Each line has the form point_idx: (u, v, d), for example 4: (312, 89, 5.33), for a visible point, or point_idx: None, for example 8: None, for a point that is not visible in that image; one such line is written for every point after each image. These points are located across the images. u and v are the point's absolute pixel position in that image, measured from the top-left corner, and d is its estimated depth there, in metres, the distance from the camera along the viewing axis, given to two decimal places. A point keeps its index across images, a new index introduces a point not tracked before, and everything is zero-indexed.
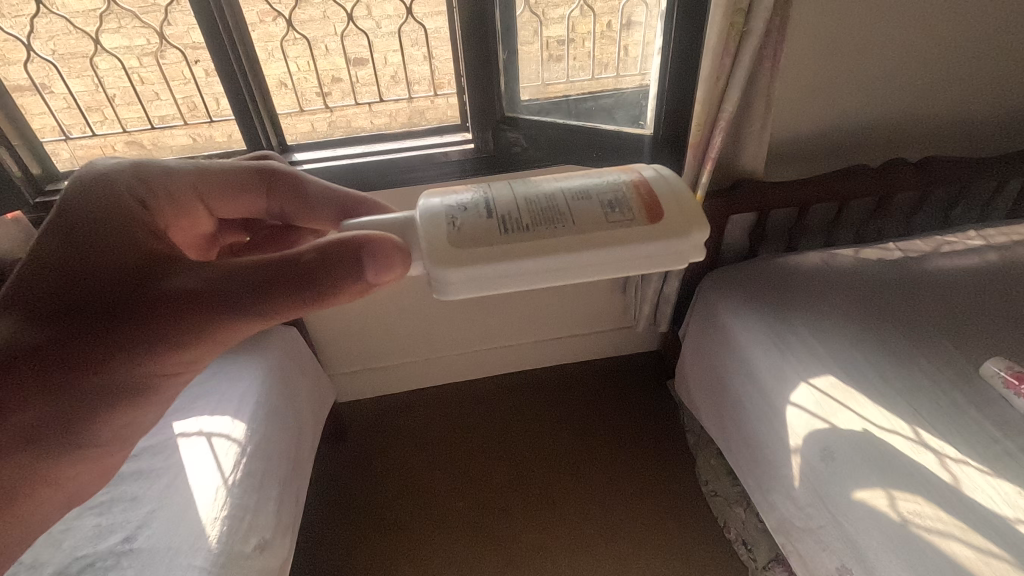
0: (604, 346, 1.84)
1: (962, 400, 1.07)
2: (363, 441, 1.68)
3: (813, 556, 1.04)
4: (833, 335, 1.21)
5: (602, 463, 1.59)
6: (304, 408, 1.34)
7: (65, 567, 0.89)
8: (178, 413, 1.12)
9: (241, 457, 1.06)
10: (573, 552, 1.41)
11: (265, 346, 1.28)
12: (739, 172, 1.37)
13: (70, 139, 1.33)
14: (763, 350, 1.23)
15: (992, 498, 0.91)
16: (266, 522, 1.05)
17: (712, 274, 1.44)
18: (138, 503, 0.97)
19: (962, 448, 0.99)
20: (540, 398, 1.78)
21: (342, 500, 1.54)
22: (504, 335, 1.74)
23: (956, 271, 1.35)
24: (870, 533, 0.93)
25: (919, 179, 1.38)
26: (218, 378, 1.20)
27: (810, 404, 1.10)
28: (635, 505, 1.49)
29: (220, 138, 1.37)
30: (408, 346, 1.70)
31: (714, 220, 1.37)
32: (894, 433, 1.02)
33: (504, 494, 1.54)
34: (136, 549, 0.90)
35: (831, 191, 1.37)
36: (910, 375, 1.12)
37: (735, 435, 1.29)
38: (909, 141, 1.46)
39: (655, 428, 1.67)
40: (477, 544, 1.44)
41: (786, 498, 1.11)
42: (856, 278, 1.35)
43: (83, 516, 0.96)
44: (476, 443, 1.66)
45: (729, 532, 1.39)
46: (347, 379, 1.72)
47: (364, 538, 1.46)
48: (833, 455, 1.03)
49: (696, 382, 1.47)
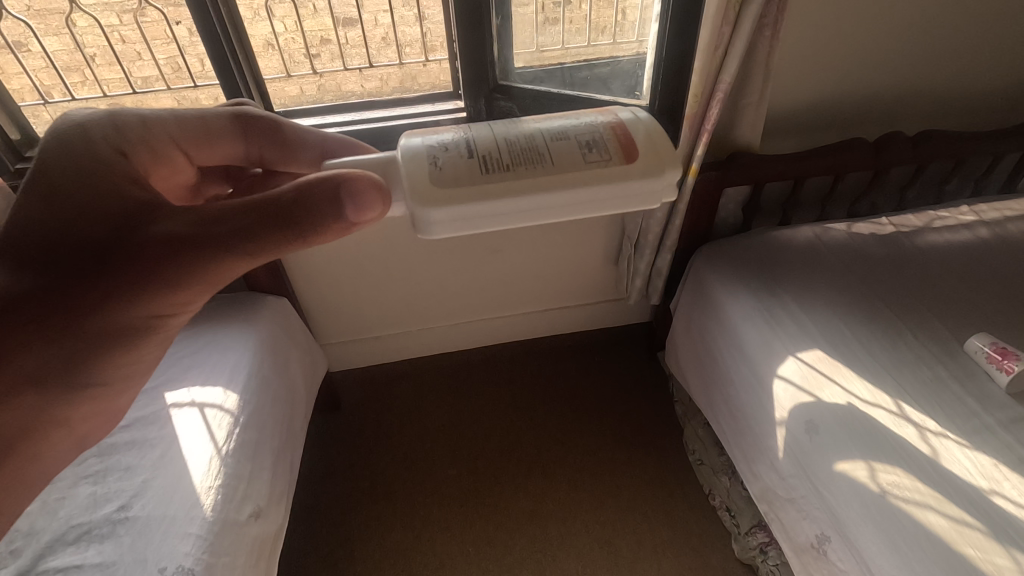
0: (596, 317, 1.85)
1: (946, 374, 1.09)
2: (357, 409, 1.70)
3: (793, 524, 1.07)
4: (822, 309, 1.22)
5: (592, 431, 1.62)
6: (296, 378, 1.34)
7: (62, 534, 0.90)
8: (169, 383, 1.12)
9: (234, 427, 1.07)
10: (562, 518, 1.45)
11: (255, 316, 1.28)
12: (735, 145, 1.36)
13: (49, 102, 1.30)
14: (753, 323, 1.24)
15: (968, 470, 0.94)
16: (261, 490, 1.07)
17: (705, 248, 1.44)
18: (132, 473, 0.98)
19: (942, 421, 1.02)
20: (532, 368, 1.79)
21: (336, 467, 1.56)
22: (497, 306, 1.74)
23: (947, 246, 1.35)
24: (850, 502, 0.96)
25: (914, 153, 1.37)
26: (209, 349, 1.19)
27: (796, 377, 1.12)
28: (624, 473, 1.53)
29: (204, 100, 1.31)
30: (401, 317, 1.70)
31: (708, 193, 1.36)
32: (877, 407, 1.04)
33: (496, 462, 1.56)
34: (132, 517, 0.92)
35: (826, 165, 1.36)
36: (896, 350, 1.14)
37: (723, 406, 1.32)
38: (907, 113, 1.45)
39: (645, 398, 1.70)
40: (468, 509, 1.47)
41: (770, 469, 1.14)
42: (847, 253, 1.35)
43: (78, 485, 0.97)
44: (468, 412, 1.68)
45: (714, 499, 1.43)
46: (340, 348, 1.72)
47: (358, 504, 1.49)
48: (817, 427, 1.05)
49: (686, 354, 1.48)
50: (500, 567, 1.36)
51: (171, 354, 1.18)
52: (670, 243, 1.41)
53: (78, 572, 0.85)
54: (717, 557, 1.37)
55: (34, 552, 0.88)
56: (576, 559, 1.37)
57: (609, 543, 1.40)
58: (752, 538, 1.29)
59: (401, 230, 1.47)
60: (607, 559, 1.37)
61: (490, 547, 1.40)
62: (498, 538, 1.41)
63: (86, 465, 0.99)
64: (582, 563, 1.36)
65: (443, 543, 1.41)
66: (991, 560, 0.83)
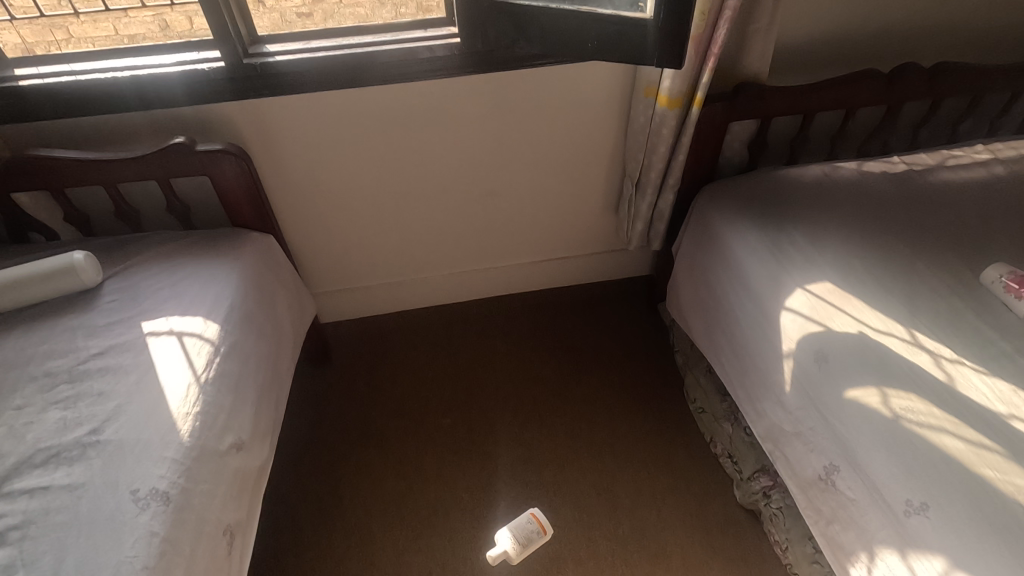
0: (595, 269, 1.79)
1: (961, 304, 1.03)
2: (348, 361, 1.65)
3: (799, 458, 1.03)
4: (832, 242, 1.17)
5: (591, 383, 1.58)
6: (282, 317, 1.28)
7: (28, 457, 0.86)
8: (147, 313, 1.07)
9: (214, 357, 1.01)
10: (559, 466, 1.40)
11: (240, 250, 1.22)
12: (741, 75, 1.30)
13: (14, 20, 1.17)
14: (759, 257, 1.18)
15: (985, 395, 0.89)
16: (244, 423, 1.01)
17: (709, 186, 1.38)
18: (104, 398, 0.93)
19: (958, 349, 0.96)
20: (528, 321, 1.74)
21: (326, 417, 1.52)
22: (492, 256, 1.69)
23: (962, 183, 1.29)
24: (861, 430, 0.92)
25: (929, 87, 1.31)
26: (189, 280, 1.14)
27: (805, 308, 1.07)
28: (623, 422, 1.49)
29: (181, 24, 1.21)
30: (394, 266, 1.64)
31: (713, 127, 1.30)
32: (890, 335, 0.99)
33: (491, 412, 1.52)
34: (104, 441, 0.87)
35: (837, 98, 1.30)
36: (909, 281, 1.08)
37: (727, 347, 1.27)
38: (922, 47, 1.38)
39: (645, 350, 1.65)
40: (462, 457, 1.43)
41: (776, 405, 1.09)
42: (859, 189, 1.29)
43: (48, 410, 0.92)
44: (462, 363, 1.64)
45: (716, 447, 1.39)
46: (331, 299, 1.67)
47: (348, 453, 1.44)
48: (827, 356, 1.01)
49: (689, 299, 1.43)
50: (496, 514, 1.32)
51: (150, 285, 1.13)
52: (672, 181, 1.36)
53: (46, 493, 0.81)
54: (718, 505, 1.33)
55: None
56: (573, 506, 1.33)
57: (607, 490, 1.36)
58: (756, 483, 1.25)
59: (391, 169, 1.41)
60: (605, 506, 1.33)
61: (485, 494, 1.36)
62: (493, 486, 1.37)
63: (57, 391, 0.94)
64: (579, 510, 1.32)
65: (436, 491, 1.37)
66: (1010, 481, 0.80)
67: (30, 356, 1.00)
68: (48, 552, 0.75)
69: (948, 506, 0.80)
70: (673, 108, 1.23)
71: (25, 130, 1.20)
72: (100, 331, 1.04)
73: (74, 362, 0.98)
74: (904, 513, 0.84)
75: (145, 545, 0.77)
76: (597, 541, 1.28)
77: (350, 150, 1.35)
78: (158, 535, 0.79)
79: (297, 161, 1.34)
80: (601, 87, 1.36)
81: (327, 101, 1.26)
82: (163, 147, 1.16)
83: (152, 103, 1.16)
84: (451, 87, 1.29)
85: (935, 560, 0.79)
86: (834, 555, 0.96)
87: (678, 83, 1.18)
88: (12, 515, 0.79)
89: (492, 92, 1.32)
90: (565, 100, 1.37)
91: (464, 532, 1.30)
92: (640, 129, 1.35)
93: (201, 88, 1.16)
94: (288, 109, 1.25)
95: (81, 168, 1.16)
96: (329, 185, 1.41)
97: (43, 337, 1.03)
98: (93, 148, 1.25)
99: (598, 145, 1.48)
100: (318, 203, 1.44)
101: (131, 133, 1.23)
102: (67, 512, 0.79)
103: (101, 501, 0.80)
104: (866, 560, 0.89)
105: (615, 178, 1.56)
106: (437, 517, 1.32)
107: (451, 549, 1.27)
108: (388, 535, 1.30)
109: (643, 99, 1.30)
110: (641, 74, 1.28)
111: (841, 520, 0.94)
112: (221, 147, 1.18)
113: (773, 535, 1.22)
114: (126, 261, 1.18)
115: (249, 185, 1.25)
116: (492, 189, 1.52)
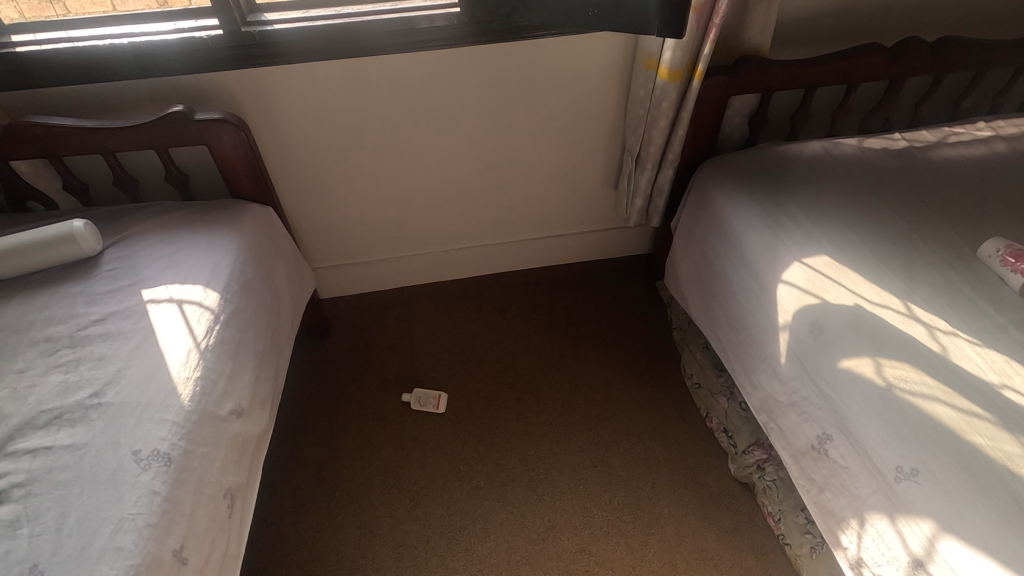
0: (593, 246, 1.80)
1: (957, 278, 1.03)
2: (348, 336, 1.66)
3: (793, 428, 1.04)
4: (830, 216, 1.17)
5: (589, 358, 1.59)
6: (282, 289, 1.29)
7: (30, 419, 0.87)
8: (147, 281, 1.07)
9: (214, 324, 1.02)
10: (556, 438, 1.42)
11: (238, 221, 1.22)
12: (743, 48, 1.29)
13: None
14: (757, 231, 1.19)
15: (978, 365, 0.90)
16: (243, 390, 1.02)
17: (709, 161, 1.38)
18: (105, 362, 0.93)
19: (952, 320, 0.96)
20: (527, 297, 1.75)
21: (326, 389, 1.53)
22: (491, 232, 1.69)
23: (962, 160, 1.28)
24: (854, 399, 0.93)
25: (931, 62, 1.30)
26: (189, 249, 1.14)
27: (801, 281, 1.08)
28: (620, 397, 1.50)
29: None
30: (393, 241, 1.65)
31: (713, 101, 1.29)
32: (885, 307, 0.99)
33: (489, 386, 1.53)
34: (105, 404, 0.88)
35: (838, 72, 1.29)
36: (905, 255, 1.08)
37: (724, 321, 1.28)
38: (925, 21, 1.37)
39: (642, 327, 1.65)
40: (460, 429, 1.44)
41: (771, 376, 1.11)
42: (858, 165, 1.28)
43: (50, 373, 0.93)
44: (461, 338, 1.65)
45: (711, 421, 1.41)
46: (330, 273, 1.68)
47: (347, 424, 1.46)
48: (822, 328, 1.01)
49: (687, 274, 1.44)
50: (492, 484, 1.34)
51: (150, 254, 1.13)
52: (672, 156, 1.35)
53: (49, 453, 0.82)
54: (712, 477, 1.35)
55: (2, 434, 0.85)
56: (569, 476, 1.35)
57: (603, 462, 1.38)
58: (750, 456, 1.26)
59: (390, 142, 1.41)
60: (601, 477, 1.35)
61: (482, 465, 1.38)
62: (490, 457, 1.39)
63: (58, 355, 0.95)
64: (575, 481, 1.34)
65: (433, 462, 1.39)
66: (1000, 448, 0.80)
67: (31, 321, 1.01)
68: (51, 509, 0.77)
69: (937, 471, 0.81)
70: (674, 82, 1.22)
71: (23, 97, 1.20)
72: (101, 298, 1.04)
73: (75, 328, 0.99)
74: (894, 479, 0.85)
75: (147, 503, 0.78)
76: (592, 511, 1.30)
77: (348, 122, 1.35)
78: (160, 494, 0.80)
79: (296, 132, 1.34)
80: (601, 59, 1.35)
81: (324, 71, 1.25)
82: (162, 115, 1.15)
83: (151, 73, 1.16)
84: (450, 58, 1.28)
85: (923, 524, 0.80)
86: (825, 522, 0.98)
87: (678, 55, 1.18)
88: (16, 473, 0.80)
89: (491, 63, 1.31)
90: (565, 73, 1.37)
91: (461, 501, 1.32)
92: (640, 102, 1.34)
93: (199, 56, 1.15)
94: (286, 79, 1.24)
95: (80, 136, 1.16)
96: (328, 158, 1.41)
97: (44, 303, 1.04)
98: (91, 117, 1.24)
99: (598, 120, 1.48)
100: (317, 176, 1.44)
101: (129, 102, 1.23)
102: (70, 471, 0.80)
103: (103, 460, 0.81)
104: (856, 526, 0.91)
105: (615, 154, 1.56)
106: (434, 487, 1.34)
107: (448, 517, 1.29)
108: (385, 504, 1.32)
109: (643, 71, 1.30)
110: (642, 46, 1.28)
111: (832, 487, 0.96)
112: (220, 116, 1.17)
113: (766, 507, 1.24)
114: (125, 230, 1.19)
115: (247, 155, 1.24)
116: (491, 164, 1.52)
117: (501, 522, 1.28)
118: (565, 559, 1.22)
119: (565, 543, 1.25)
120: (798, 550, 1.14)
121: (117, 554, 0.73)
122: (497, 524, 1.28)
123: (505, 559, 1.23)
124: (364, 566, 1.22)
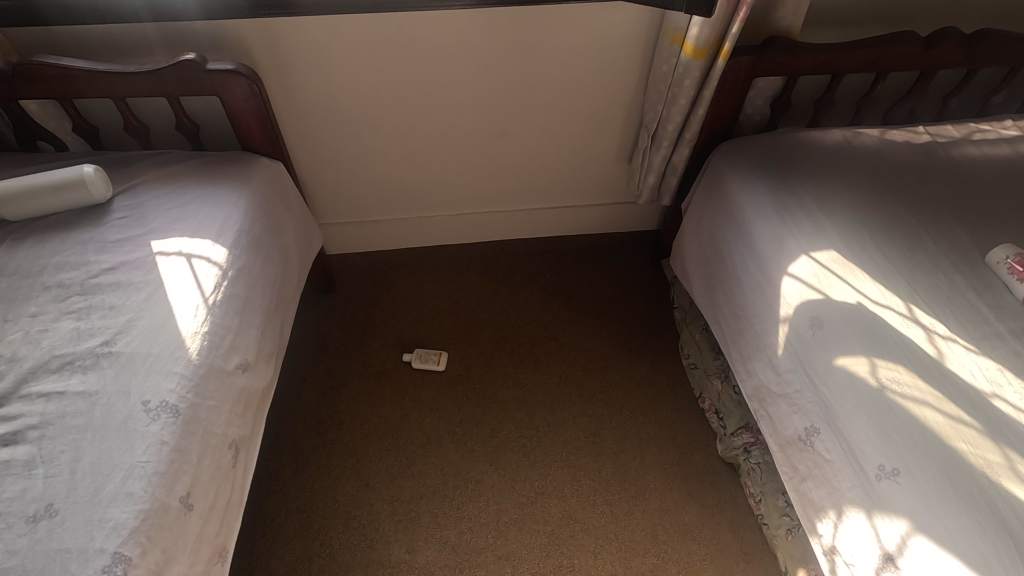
0: (602, 220, 1.79)
1: (962, 283, 1.03)
2: (352, 293, 1.67)
3: (783, 418, 1.07)
4: (843, 209, 1.16)
5: (589, 331, 1.61)
6: (289, 243, 1.30)
7: (43, 362, 0.89)
8: (156, 233, 1.08)
9: (222, 281, 1.03)
10: (550, 408, 1.46)
11: (249, 176, 1.22)
12: (774, 28, 1.25)
13: None
14: (767, 220, 1.18)
15: (971, 372, 0.91)
16: (248, 344, 1.04)
17: (725, 142, 1.35)
18: (116, 312, 0.95)
19: (952, 325, 0.97)
20: (531, 265, 1.75)
21: (329, 345, 1.56)
22: (499, 199, 1.68)
23: (985, 160, 1.25)
24: (845, 395, 0.95)
25: (965, 54, 1.25)
26: (200, 202, 1.14)
27: (808, 275, 1.08)
28: (616, 373, 1.52)
29: None
30: (402, 201, 1.64)
31: (737, 81, 1.26)
32: (886, 308, 1.00)
33: (489, 351, 1.56)
34: (116, 352, 0.90)
35: (869, 59, 1.25)
36: (913, 255, 1.07)
37: (725, 306, 1.29)
38: (964, 10, 1.32)
39: (644, 305, 1.67)
40: (457, 392, 1.48)
41: (767, 366, 1.13)
42: (878, 158, 1.25)
43: (61, 320, 0.95)
44: (464, 302, 1.66)
45: (704, 402, 1.44)
46: (337, 230, 1.68)
47: (348, 382, 1.49)
48: (822, 323, 1.02)
49: (693, 256, 1.44)
50: (486, 448, 1.39)
51: (158, 205, 1.13)
52: (690, 135, 1.33)
53: (62, 398, 0.85)
54: (700, 455, 1.39)
55: (15, 376, 0.88)
56: (561, 445, 1.39)
57: (595, 435, 1.41)
58: (738, 439, 1.31)
59: (403, 102, 1.38)
60: (592, 448, 1.39)
61: (477, 429, 1.42)
62: (486, 422, 1.43)
63: (69, 302, 0.97)
64: (568, 450, 1.39)
65: (431, 421, 1.43)
66: (981, 455, 0.83)
67: (42, 266, 1.02)
68: (64, 452, 0.80)
69: (918, 472, 0.84)
70: (698, 59, 1.19)
71: (35, 34, 1.18)
72: (111, 247, 1.05)
73: (86, 275, 1.00)
74: (875, 477, 0.88)
75: (156, 452, 0.82)
76: (581, 480, 1.34)
77: (364, 78, 1.32)
78: (168, 444, 0.83)
79: (308, 86, 1.31)
80: (625, 30, 1.31)
81: (341, 25, 1.22)
82: (176, 63, 1.13)
83: (164, 19, 1.13)
84: (470, 19, 1.25)
85: (899, 522, 0.84)
86: (804, 508, 1.02)
87: (705, 32, 1.14)
88: (31, 416, 0.84)
89: (513, 27, 1.28)
90: (587, 43, 1.33)
91: (455, 462, 1.36)
92: (662, 78, 1.31)
93: (215, 4, 1.12)
94: (302, 31, 1.21)
95: (91, 79, 1.14)
96: (340, 114, 1.39)
97: (55, 249, 1.05)
98: (105, 59, 1.23)
99: (617, 93, 1.45)
100: (329, 132, 1.42)
101: (143, 45, 1.21)
102: (82, 417, 0.83)
103: (114, 408, 0.84)
104: (833, 516, 0.94)
105: (631, 128, 1.53)
106: (430, 447, 1.39)
107: (442, 476, 1.34)
108: (382, 459, 1.36)
109: (668, 46, 1.26)
110: (669, 19, 1.23)
111: (814, 478, 0.99)
112: (234, 67, 1.15)
113: (748, 488, 1.28)
114: (135, 178, 1.18)
115: (259, 108, 1.23)
116: (505, 130, 1.49)
117: (493, 484, 1.33)
118: (552, 523, 1.28)
119: (553, 509, 1.30)
120: (774, 530, 1.19)
121: (127, 499, 0.77)
122: (488, 486, 1.33)
123: (494, 520, 1.28)
124: (360, 517, 1.28)
